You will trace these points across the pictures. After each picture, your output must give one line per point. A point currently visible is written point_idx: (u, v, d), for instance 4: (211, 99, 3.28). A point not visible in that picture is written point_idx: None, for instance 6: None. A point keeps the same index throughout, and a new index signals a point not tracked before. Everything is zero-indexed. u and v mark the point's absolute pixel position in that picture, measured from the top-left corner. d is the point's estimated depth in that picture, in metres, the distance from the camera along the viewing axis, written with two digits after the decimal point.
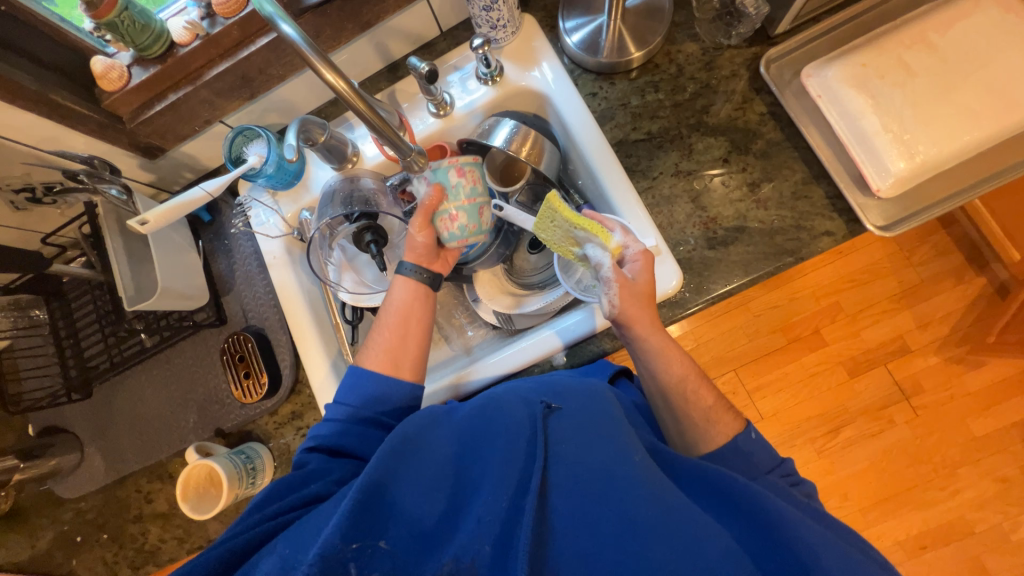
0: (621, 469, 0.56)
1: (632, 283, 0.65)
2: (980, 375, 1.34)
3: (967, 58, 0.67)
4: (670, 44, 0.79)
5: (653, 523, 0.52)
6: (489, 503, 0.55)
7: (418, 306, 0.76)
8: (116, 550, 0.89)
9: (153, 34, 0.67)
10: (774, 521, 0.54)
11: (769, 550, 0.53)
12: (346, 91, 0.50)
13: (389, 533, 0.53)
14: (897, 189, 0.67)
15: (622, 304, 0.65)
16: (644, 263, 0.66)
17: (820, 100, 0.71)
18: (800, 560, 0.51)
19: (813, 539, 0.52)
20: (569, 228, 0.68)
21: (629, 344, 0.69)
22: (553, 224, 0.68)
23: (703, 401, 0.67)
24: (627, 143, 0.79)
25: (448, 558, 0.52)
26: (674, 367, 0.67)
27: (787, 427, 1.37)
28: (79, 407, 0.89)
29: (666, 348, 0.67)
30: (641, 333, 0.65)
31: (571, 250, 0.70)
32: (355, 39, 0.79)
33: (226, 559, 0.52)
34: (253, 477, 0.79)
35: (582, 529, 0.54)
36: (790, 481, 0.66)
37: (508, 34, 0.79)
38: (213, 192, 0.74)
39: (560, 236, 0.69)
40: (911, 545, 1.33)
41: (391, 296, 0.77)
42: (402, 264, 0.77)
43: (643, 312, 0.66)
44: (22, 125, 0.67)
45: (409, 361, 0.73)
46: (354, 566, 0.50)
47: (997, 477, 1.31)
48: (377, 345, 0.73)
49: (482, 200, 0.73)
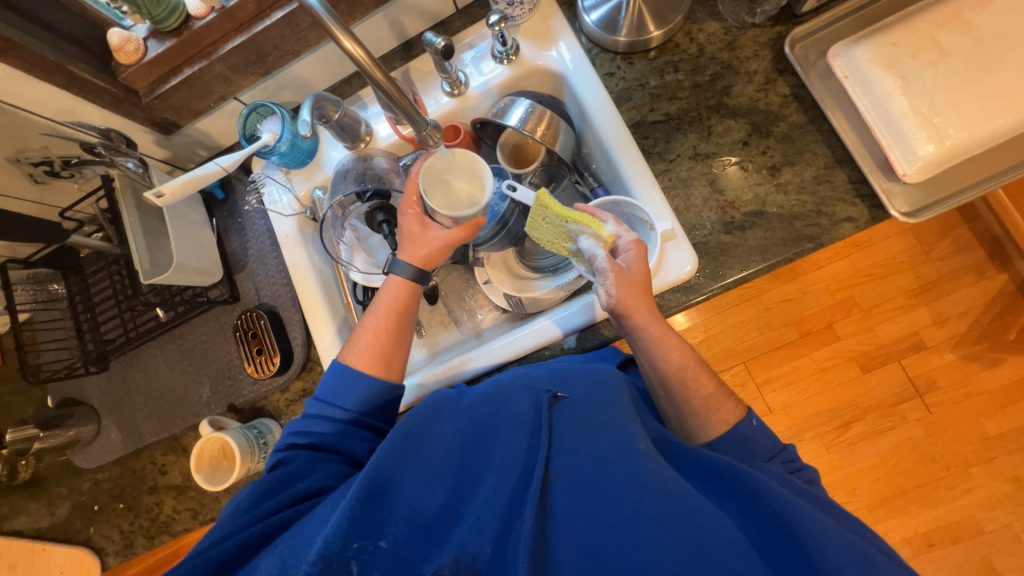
0: (626, 461, 0.55)
1: (628, 272, 0.64)
2: (999, 373, 1.30)
3: (1004, 37, 0.64)
4: (690, 23, 0.77)
5: (654, 520, 0.51)
6: (489, 498, 0.55)
7: (408, 301, 0.74)
8: (131, 520, 0.91)
9: (168, 7, 0.67)
10: (781, 515, 0.52)
11: (778, 542, 0.52)
12: (365, 60, 0.51)
13: (389, 532, 0.52)
14: (925, 173, 0.65)
15: (619, 293, 0.63)
16: (637, 251, 0.66)
17: (847, 81, 0.68)
18: (811, 558, 0.49)
19: (820, 531, 0.51)
20: (561, 223, 0.69)
21: (629, 335, 0.67)
22: (545, 222, 0.70)
23: (703, 389, 0.67)
24: (644, 124, 0.77)
25: (448, 556, 0.52)
26: (674, 355, 0.66)
27: (798, 420, 1.35)
28: (95, 380, 0.90)
29: (665, 337, 0.66)
30: (639, 322, 0.64)
31: (565, 246, 0.70)
32: (371, 15, 0.78)
33: (219, 562, 0.52)
34: (265, 452, 0.80)
35: (583, 524, 0.53)
36: (791, 468, 0.66)
37: (525, 12, 0.77)
38: (228, 167, 0.74)
39: (553, 233, 0.70)
40: (920, 542, 1.30)
41: (378, 297, 0.74)
42: (394, 262, 0.73)
43: (641, 300, 0.64)
44: (42, 97, 0.68)
45: (397, 360, 0.72)
46: (355, 565, 0.50)
47: (1011, 477, 1.28)
48: (362, 347, 0.71)
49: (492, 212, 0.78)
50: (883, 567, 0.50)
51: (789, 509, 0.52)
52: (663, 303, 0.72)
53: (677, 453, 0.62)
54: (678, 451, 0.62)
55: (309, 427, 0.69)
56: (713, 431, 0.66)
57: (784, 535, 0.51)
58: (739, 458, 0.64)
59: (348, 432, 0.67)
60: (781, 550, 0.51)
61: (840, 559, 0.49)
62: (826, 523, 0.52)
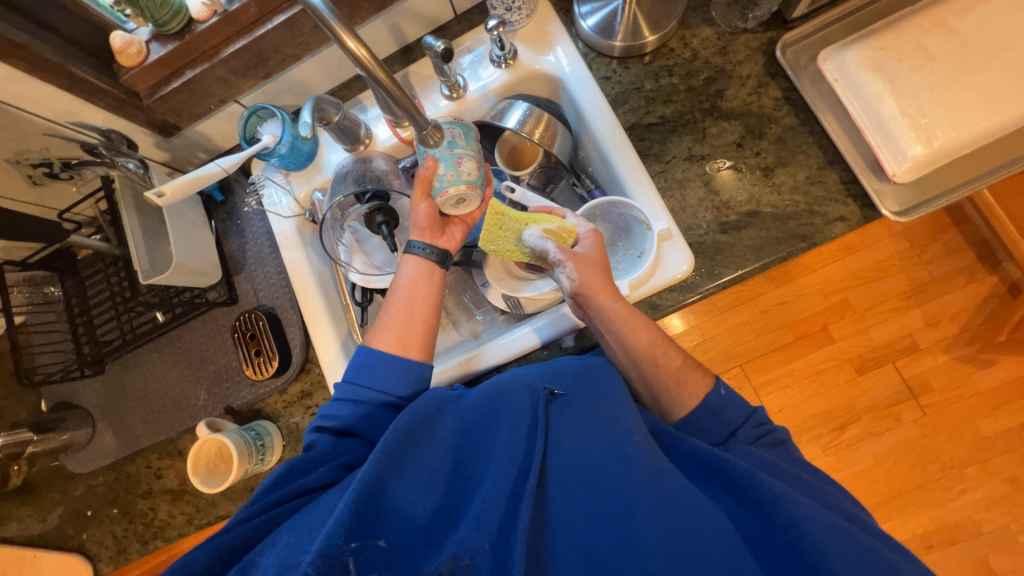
0: (621, 454, 0.56)
1: (583, 257, 0.68)
2: (992, 374, 1.32)
3: (986, 42, 0.66)
4: (684, 29, 0.79)
5: (652, 516, 0.51)
6: (488, 497, 0.55)
7: (425, 284, 0.75)
8: (125, 525, 0.90)
9: (171, 10, 0.67)
10: (766, 500, 0.52)
11: (768, 529, 0.52)
12: (367, 59, 0.51)
13: (388, 531, 0.53)
14: (914, 173, 0.67)
15: (580, 275, 0.66)
16: (596, 239, 0.70)
17: (837, 85, 0.70)
18: (795, 544, 0.50)
19: (801, 515, 0.51)
20: (519, 227, 0.73)
21: (596, 319, 0.68)
22: (501, 231, 0.72)
23: (671, 362, 0.68)
24: (641, 126, 0.79)
25: (447, 555, 0.52)
26: (641, 333, 0.66)
27: (795, 423, 1.36)
28: (91, 383, 0.90)
29: (629, 317, 0.66)
30: (605, 304, 0.65)
31: (523, 251, 0.72)
32: (371, 19, 0.79)
33: (224, 554, 0.53)
34: (263, 454, 0.79)
35: (579, 520, 0.53)
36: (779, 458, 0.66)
37: (523, 17, 0.79)
38: (228, 168, 0.74)
39: (510, 241, 0.72)
40: (917, 544, 1.30)
41: (399, 275, 0.77)
42: (408, 243, 0.77)
43: (603, 280, 0.66)
44: (44, 99, 0.69)
45: (417, 339, 0.72)
46: (354, 563, 0.51)
47: (1006, 477, 1.29)
48: (386, 324, 0.73)
49: (461, 151, 0.70)
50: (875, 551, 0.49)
51: (772, 493, 0.52)
52: (661, 302, 0.73)
53: (678, 446, 0.61)
54: (671, 439, 0.62)
55: (334, 410, 0.69)
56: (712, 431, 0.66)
57: (773, 523, 0.52)
58: None
59: (347, 432, 0.68)
60: (768, 538, 0.52)
61: (822, 542, 0.49)
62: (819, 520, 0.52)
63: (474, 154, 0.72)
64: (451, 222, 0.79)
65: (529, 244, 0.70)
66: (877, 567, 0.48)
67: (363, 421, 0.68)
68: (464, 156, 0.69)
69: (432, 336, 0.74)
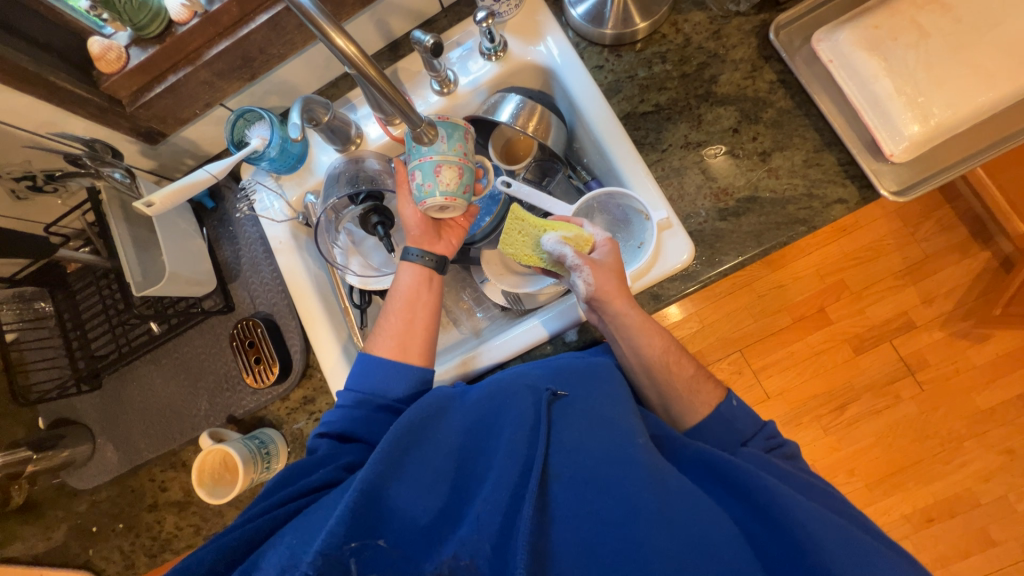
0: (624, 454, 0.55)
1: (602, 262, 0.67)
2: (987, 349, 1.33)
3: (978, 18, 0.66)
4: (675, 14, 0.78)
5: (654, 513, 0.51)
6: (489, 501, 0.54)
7: (424, 291, 0.75)
8: (132, 539, 0.89)
9: (150, 13, 0.65)
10: (769, 502, 0.53)
11: (770, 532, 0.52)
12: (357, 56, 0.50)
13: (388, 532, 0.53)
14: (912, 153, 0.66)
15: (597, 280, 0.65)
16: (612, 246, 0.69)
17: (832, 65, 0.70)
18: (799, 545, 0.50)
19: (805, 515, 0.51)
20: (539, 233, 0.73)
21: (608, 323, 0.68)
22: (521, 235, 0.74)
23: (684, 371, 0.68)
24: (635, 115, 0.78)
25: (447, 555, 0.52)
26: (656, 340, 0.67)
27: (796, 405, 1.37)
28: (89, 399, 0.88)
29: (642, 323, 0.66)
30: (620, 310, 0.65)
31: (540, 256, 0.73)
32: (356, 16, 0.77)
33: (227, 561, 0.52)
34: (268, 462, 0.78)
35: (582, 520, 0.53)
36: (776, 443, 0.66)
37: (512, 7, 0.77)
38: (218, 174, 0.72)
39: (528, 246, 0.74)
40: (918, 518, 1.32)
41: (396, 281, 0.76)
42: (404, 251, 0.76)
43: (619, 287, 0.66)
44: (23, 110, 0.67)
45: (417, 345, 0.72)
46: (355, 563, 0.51)
47: (1002, 449, 1.30)
48: (385, 331, 0.72)
49: (442, 158, 0.65)
50: (871, 548, 0.50)
51: (776, 496, 0.53)
52: (662, 292, 0.73)
53: (676, 446, 0.62)
54: (674, 443, 0.62)
55: (334, 415, 0.68)
56: (714, 424, 0.66)
57: (775, 524, 0.52)
58: (734, 443, 0.65)
59: (350, 436, 0.67)
60: (774, 541, 0.52)
61: (826, 542, 0.49)
62: (817, 509, 0.52)
63: (456, 160, 0.66)
64: (448, 226, 0.78)
65: (547, 249, 0.71)
66: (882, 564, 0.49)
67: (365, 426, 0.67)
68: (440, 165, 0.65)
69: (433, 340, 0.73)
